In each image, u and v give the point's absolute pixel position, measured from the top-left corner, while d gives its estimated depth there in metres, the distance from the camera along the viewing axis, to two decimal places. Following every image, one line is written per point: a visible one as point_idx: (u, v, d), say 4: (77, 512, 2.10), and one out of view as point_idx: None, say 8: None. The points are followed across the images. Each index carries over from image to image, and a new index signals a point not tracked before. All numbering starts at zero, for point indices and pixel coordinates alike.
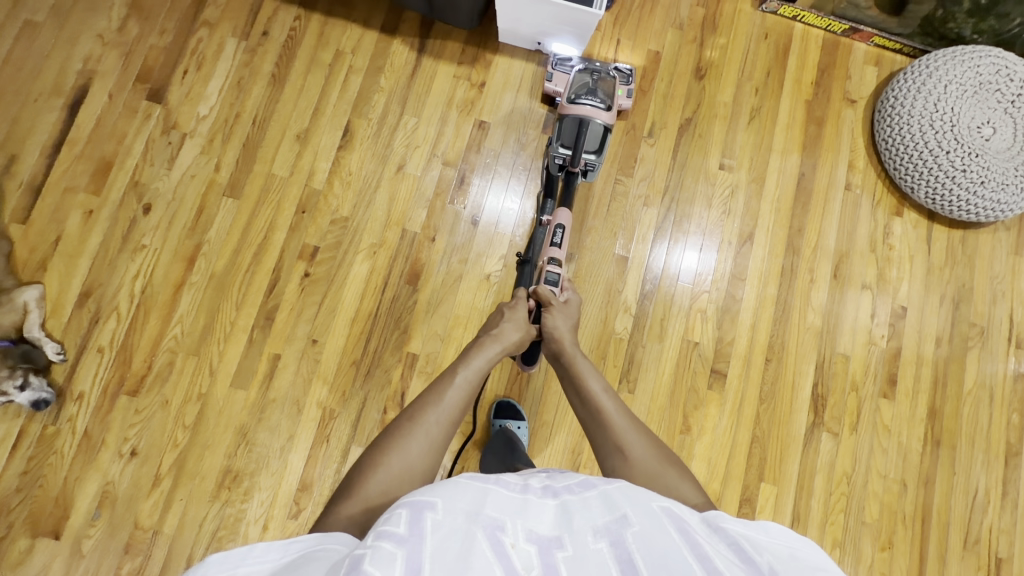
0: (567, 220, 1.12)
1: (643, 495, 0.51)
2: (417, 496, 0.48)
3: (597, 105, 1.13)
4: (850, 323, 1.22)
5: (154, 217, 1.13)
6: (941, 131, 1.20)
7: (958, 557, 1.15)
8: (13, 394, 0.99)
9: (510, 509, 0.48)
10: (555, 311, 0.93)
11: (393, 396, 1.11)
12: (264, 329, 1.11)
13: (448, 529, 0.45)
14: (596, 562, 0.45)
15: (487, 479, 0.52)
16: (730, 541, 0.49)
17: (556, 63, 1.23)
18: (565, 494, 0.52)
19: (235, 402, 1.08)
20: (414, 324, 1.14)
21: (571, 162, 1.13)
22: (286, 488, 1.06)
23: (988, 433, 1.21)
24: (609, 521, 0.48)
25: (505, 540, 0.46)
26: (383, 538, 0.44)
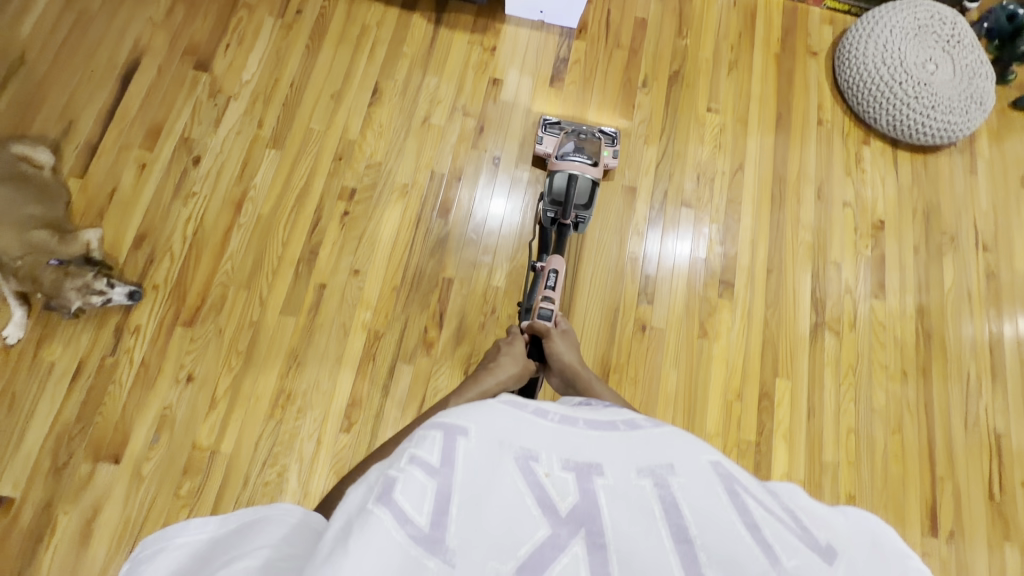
0: (561, 264, 1.17)
1: (688, 446, 0.53)
2: (453, 421, 0.51)
3: (585, 162, 1.25)
4: (836, 236, 1.37)
5: (203, 168, 1.24)
6: (893, 68, 1.39)
7: (963, 436, 1.25)
8: (109, 291, 1.07)
9: (546, 444, 0.52)
10: (557, 339, 1.04)
11: (432, 317, 1.20)
12: (309, 261, 1.20)
13: (483, 459, 0.48)
14: (636, 497, 0.47)
15: (526, 413, 0.55)
16: (777, 502, 0.50)
17: (546, 126, 1.33)
18: (606, 435, 0.55)
19: (286, 328, 1.15)
20: (448, 253, 1.25)
21: (562, 215, 1.22)
22: (337, 404, 1.12)
23: (971, 326, 1.34)
24: (654, 464, 0.50)
25: (538, 471, 0.49)
26: (415, 465, 0.47)
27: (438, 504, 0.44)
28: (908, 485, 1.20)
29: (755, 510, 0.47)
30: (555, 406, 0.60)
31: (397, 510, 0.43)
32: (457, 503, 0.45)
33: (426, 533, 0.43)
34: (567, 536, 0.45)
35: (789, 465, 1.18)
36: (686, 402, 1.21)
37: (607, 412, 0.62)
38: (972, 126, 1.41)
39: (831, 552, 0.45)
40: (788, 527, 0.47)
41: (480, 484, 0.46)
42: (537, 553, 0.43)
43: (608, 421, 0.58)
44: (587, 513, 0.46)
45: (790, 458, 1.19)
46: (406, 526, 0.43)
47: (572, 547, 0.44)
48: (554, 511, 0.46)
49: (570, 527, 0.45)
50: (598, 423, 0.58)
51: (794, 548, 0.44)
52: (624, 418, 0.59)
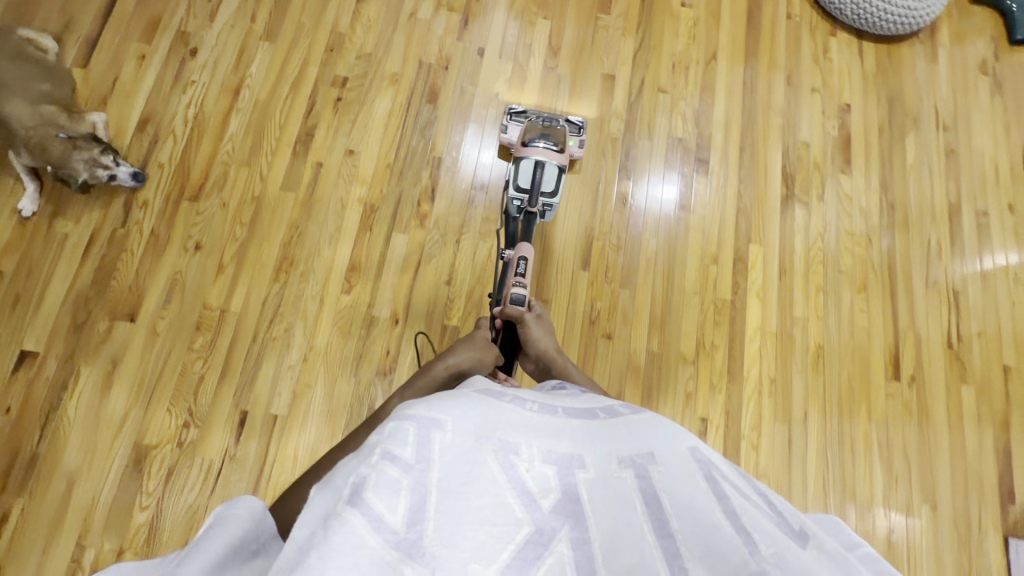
0: (530, 251, 1.11)
1: (669, 430, 0.48)
2: (427, 413, 0.44)
3: (551, 148, 1.18)
4: (805, 119, 1.45)
5: (201, 58, 1.29)
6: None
7: (923, 293, 1.35)
8: (114, 168, 1.12)
9: (526, 433, 0.46)
10: (532, 326, 1.00)
11: (425, 191, 1.27)
12: (306, 142, 1.27)
13: (458, 451, 0.42)
14: (616, 492, 0.42)
15: (505, 403, 0.49)
16: (759, 492, 0.46)
17: (512, 117, 1.30)
18: (585, 424, 0.50)
19: (287, 201, 1.22)
20: (438, 135, 1.31)
21: (528, 204, 1.16)
22: (338, 268, 1.19)
23: (932, 198, 1.44)
24: (634, 453, 0.45)
25: (518, 465, 0.42)
26: (387, 461, 0.40)
27: (414, 501, 0.38)
28: (872, 336, 1.30)
29: (736, 498, 0.42)
30: (532, 396, 0.55)
31: (369, 513, 0.36)
32: (436, 500, 0.38)
33: (402, 535, 0.36)
34: (551, 532, 0.39)
35: (763, 319, 1.28)
36: (666, 266, 1.29)
37: (588, 401, 0.58)
38: (931, 14, 1.49)
39: (803, 536, 0.41)
40: (765, 512, 0.42)
41: (459, 479, 0.40)
42: (520, 557, 0.37)
43: (588, 409, 0.54)
44: (570, 511, 0.40)
45: (763, 312, 1.29)
46: (379, 530, 0.36)
47: (556, 546, 0.38)
48: (536, 507, 0.40)
49: (554, 523, 0.39)
50: (576, 411, 0.53)
51: (770, 533, 0.39)
52: (602, 406, 0.55)
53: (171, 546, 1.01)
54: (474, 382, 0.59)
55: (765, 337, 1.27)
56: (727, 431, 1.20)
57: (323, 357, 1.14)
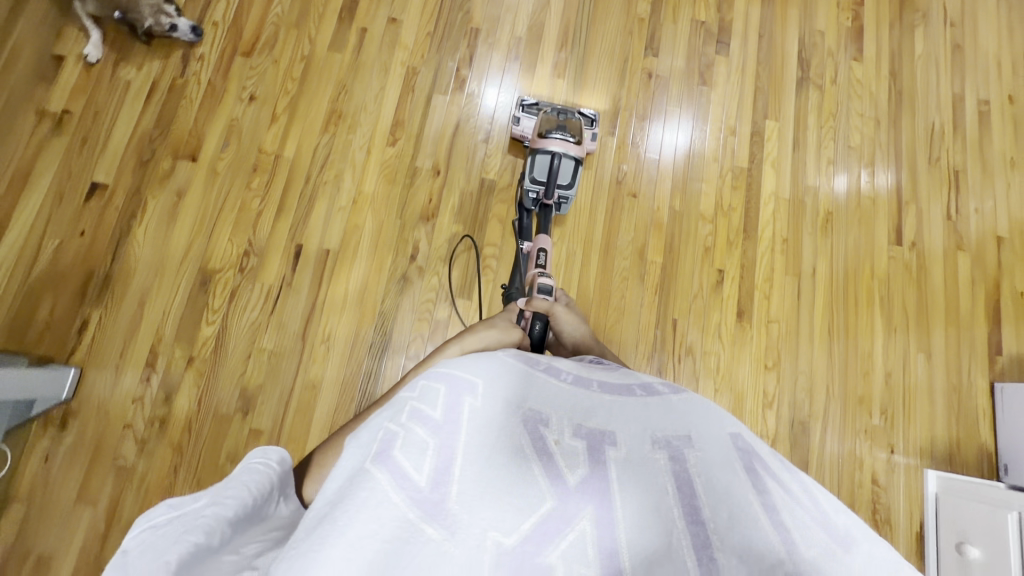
0: (548, 242, 1.15)
1: (712, 419, 0.55)
2: (461, 376, 0.53)
3: (568, 139, 1.16)
4: (820, 10, 1.53)
5: None
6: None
7: (926, 170, 1.44)
8: (178, 20, 1.20)
9: (556, 411, 0.52)
10: (561, 316, 1.01)
11: (463, 59, 1.35)
12: (351, 9, 1.33)
13: (483, 415, 0.49)
14: (649, 471, 0.48)
15: (536, 375, 0.57)
16: (799, 480, 0.49)
17: (524, 107, 1.29)
18: (619, 402, 0.56)
19: (334, 61, 1.29)
20: (475, 9, 1.38)
21: (544, 196, 1.19)
22: (383, 124, 1.27)
23: (938, 86, 1.52)
24: (670, 436, 0.51)
25: (548, 437, 0.49)
26: (416, 420, 0.48)
27: (438, 464, 0.44)
28: (877, 206, 1.40)
29: (775, 490, 0.47)
30: (566, 368, 0.62)
31: (397, 470, 0.44)
32: (460, 467, 0.45)
33: (425, 493, 0.43)
34: (576, 511, 0.44)
35: (777, 186, 1.38)
36: (688, 136, 1.38)
37: (619, 377, 0.64)
38: None
39: (849, 540, 0.44)
40: (814, 515, 0.46)
41: (482, 444, 0.46)
42: (541, 527, 0.42)
43: (626, 388, 0.59)
44: (597, 489, 0.45)
45: (776, 181, 1.38)
46: (404, 486, 0.43)
47: (578, 523, 0.43)
48: (562, 481, 0.45)
49: (579, 501, 0.44)
50: (609, 388, 0.59)
51: (813, 537, 0.44)
52: (641, 384, 0.61)
53: (237, 356, 1.12)
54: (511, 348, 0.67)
55: (778, 202, 1.37)
56: (741, 282, 1.30)
57: (370, 201, 1.23)
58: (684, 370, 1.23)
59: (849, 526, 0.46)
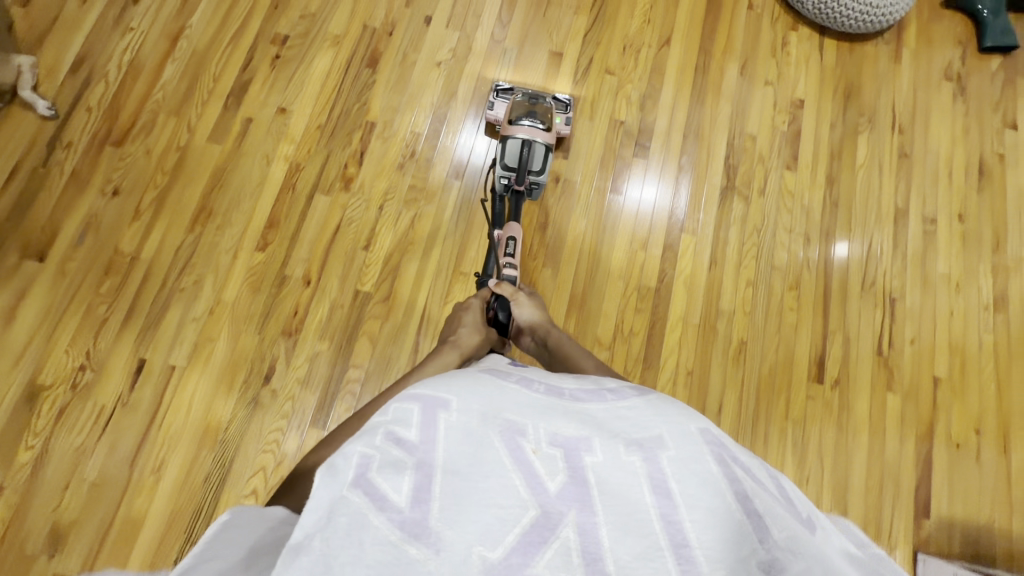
0: (519, 231, 1.14)
1: (678, 417, 0.54)
2: (430, 396, 0.52)
3: (536, 126, 1.18)
4: (756, 110, 1.41)
5: (143, 6, 1.28)
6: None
7: (858, 294, 1.30)
8: (37, 104, 1.17)
9: (532, 417, 0.51)
10: (523, 302, 1.05)
11: (354, 154, 1.25)
12: (238, 96, 1.25)
13: (462, 429, 0.48)
14: (624, 472, 0.46)
15: (508, 386, 0.57)
16: (763, 478, 0.50)
17: (498, 93, 1.29)
18: (587, 407, 0.56)
19: (212, 153, 1.21)
20: (374, 97, 1.29)
21: (515, 181, 1.17)
22: (256, 223, 1.18)
23: (879, 196, 1.38)
24: (643, 439, 0.50)
25: (526, 447, 0.48)
26: (391, 443, 0.47)
27: (419, 481, 0.43)
28: (801, 329, 1.26)
29: (745, 484, 0.48)
30: (538, 380, 0.61)
31: (374, 493, 0.42)
32: (440, 480, 0.44)
33: (407, 514, 0.41)
34: (559, 515, 0.43)
35: (687, 308, 1.24)
36: (590, 250, 1.26)
37: (589, 385, 0.63)
38: (896, 13, 1.45)
39: (811, 523, 0.49)
40: (775, 502, 0.48)
41: (465, 456, 0.46)
42: (525, 537, 0.41)
43: (597, 395, 0.59)
44: (577, 492, 0.44)
45: (687, 301, 1.25)
46: (384, 509, 0.41)
47: (562, 531, 0.42)
48: (543, 489, 0.44)
49: (561, 505, 0.43)
50: (583, 398, 0.58)
51: (780, 521, 0.46)
52: (609, 389, 0.61)
53: (53, 484, 1.01)
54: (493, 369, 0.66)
55: (686, 327, 1.23)
56: None
57: (229, 311, 1.12)
58: (630, 209, 1.30)
59: (809, 516, 0.49)
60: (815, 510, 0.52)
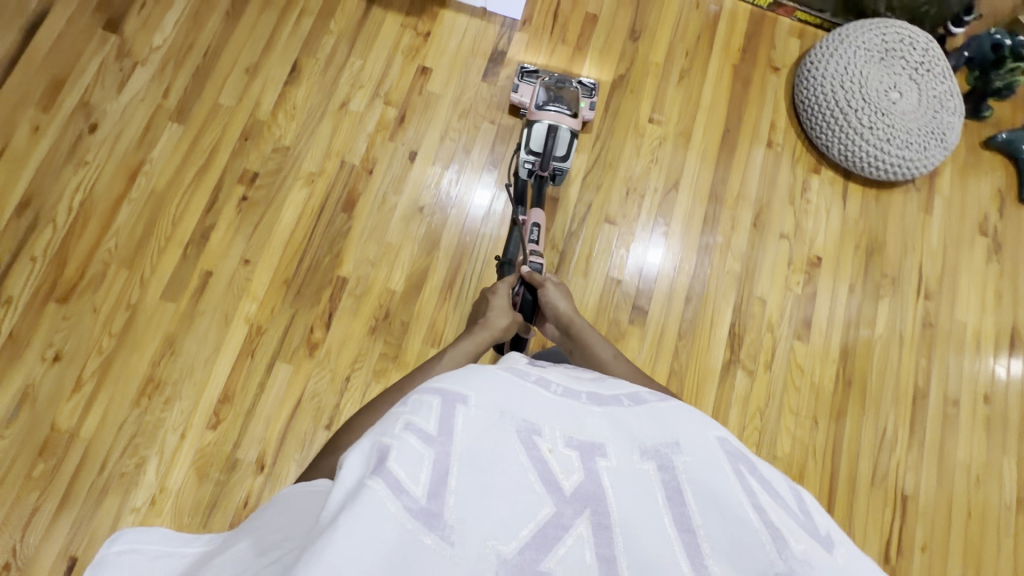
0: (542, 217, 1.14)
1: (696, 420, 0.50)
2: (450, 388, 0.48)
3: (562, 111, 1.19)
4: (767, 267, 1.29)
5: (100, 134, 1.17)
6: (849, 79, 1.29)
7: (867, 490, 1.19)
8: None
9: (550, 418, 0.48)
10: (550, 289, 1.02)
11: (322, 315, 1.14)
12: (199, 244, 1.14)
13: (479, 424, 0.45)
14: (638, 479, 0.45)
15: (529, 382, 0.51)
16: (781, 488, 0.47)
17: (524, 75, 1.27)
18: (612, 410, 0.51)
19: (165, 312, 1.10)
20: (347, 248, 1.18)
21: (540, 167, 1.17)
22: (207, 397, 1.08)
23: (897, 373, 1.26)
24: (659, 444, 0.47)
25: (541, 446, 0.46)
26: (411, 432, 0.43)
27: (436, 476, 0.41)
28: None
29: (765, 500, 0.44)
30: (558, 378, 0.55)
31: (392, 480, 0.39)
32: (457, 476, 0.41)
33: (422, 505, 0.39)
34: (571, 516, 0.42)
35: None
36: None
37: (613, 382, 0.58)
38: (932, 163, 1.30)
39: (830, 541, 0.44)
40: (793, 513, 0.45)
41: (481, 457, 0.43)
42: (539, 533, 0.40)
43: (614, 395, 0.54)
44: (591, 496, 0.43)
45: None
46: (401, 496, 0.39)
47: (576, 528, 0.41)
48: (557, 490, 0.43)
49: (575, 507, 0.42)
50: (599, 397, 0.53)
51: (799, 531, 0.42)
52: (628, 392, 0.54)
53: None
54: (509, 361, 0.60)
55: None
56: None
57: (172, 501, 1.02)
58: (634, 333, 1.22)
59: (828, 531, 0.45)
60: (833, 524, 0.47)
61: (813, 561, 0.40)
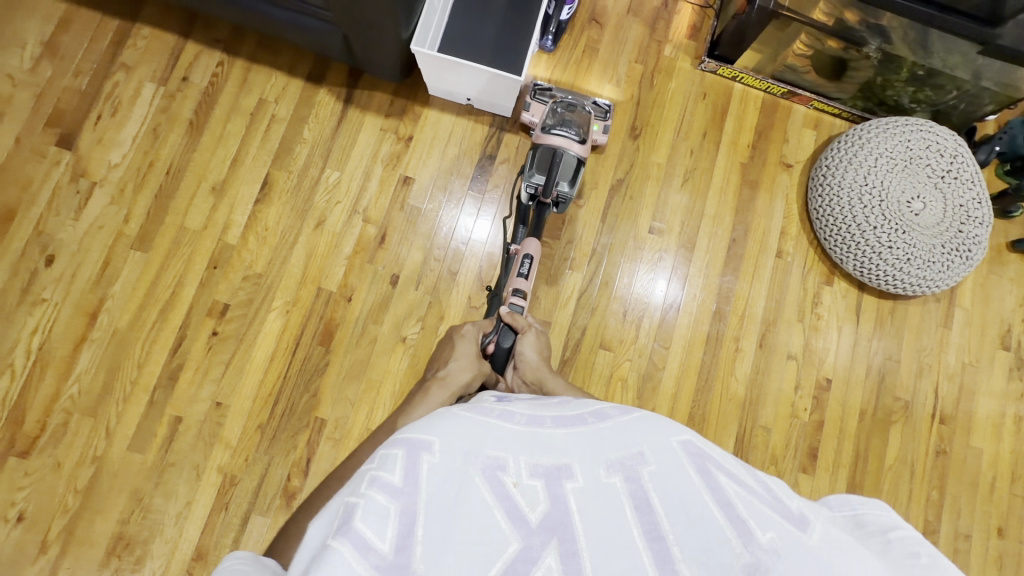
0: (536, 250, 1.10)
1: (658, 429, 0.49)
2: (415, 437, 0.47)
3: (571, 137, 1.12)
4: (773, 392, 1.21)
5: (56, 268, 1.10)
6: (869, 191, 1.18)
7: None
8: None
9: (515, 449, 0.47)
10: (527, 338, 1.00)
11: (298, 462, 1.08)
12: (166, 389, 1.08)
13: (443, 471, 0.44)
14: (607, 497, 0.43)
15: (491, 418, 0.51)
16: (747, 477, 0.46)
17: (536, 92, 1.20)
18: (575, 430, 0.51)
19: (132, 465, 1.05)
20: (325, 387, 1.11)
21: (542, 193, 1.11)
22: (179, 557, 1.02)
23: (907, 508, 1.20)
24: (623, 457, 0.46)
25: (506, 481, 0.44)
26: (376, 489, 0.42)
27: (402, 527, 0.40)
28: None
29: (729, 490, 0.44)
30: (523, 408, 0.55)
31: (359, 541, 0.39)
32: (424, 523, 0.41)
33: (390, 560, 0.38)
34: (539, 546, 0.41)
35: None
36: None
37: (578, 404, 0.58)
38: (955, 279, 1.21)
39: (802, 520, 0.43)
40: (761, 500, 0.43)
41: (446, 500, 0.42)
42: (508, 569, 0.39)
43: (579, 415, 0.54)
44: (559, 521, 0.42)
45: None
46: (368, 555, 0.38)
47: (544, 559, 0.40)
48: (523, 522, 0.42)
49: (542, 537, 0.41)
50: (567, 422, 0.52)
51: (767, 520, 0.41)
52: (592, 410, 0.55)
53: None
54: (484, 398, 0.60)
55: None
56: None
57: None
58: None
59: (802, 510, 0.44)
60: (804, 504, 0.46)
61: (779, 548, 0.39)
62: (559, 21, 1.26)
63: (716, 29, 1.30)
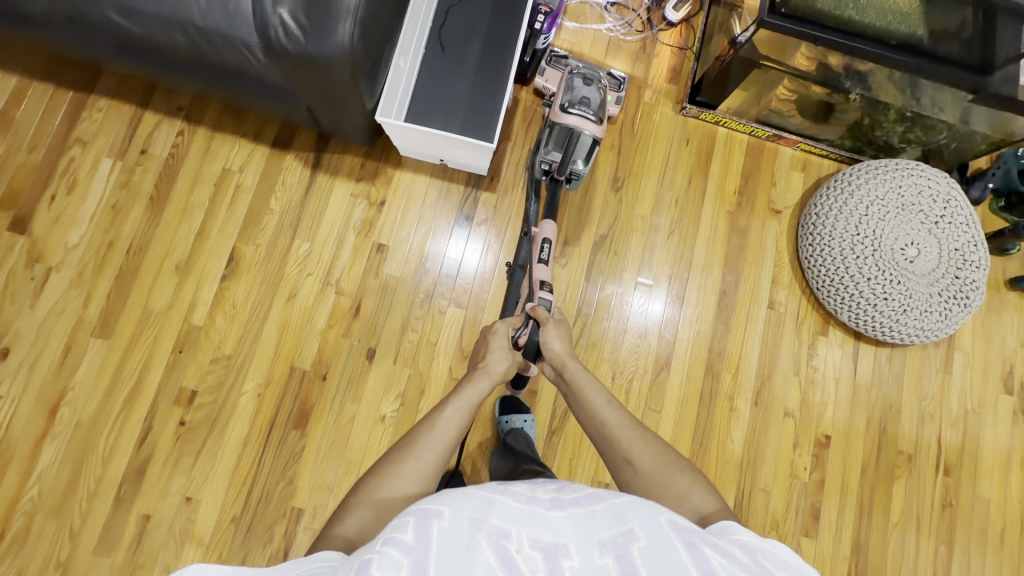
0: (554, 233, 1.04)
1: (646, 504, 0.45)
2: (424, 500, 0.43)
3: (587, 116, 1.03)
4: (772, 451, 1.17)
5: (14, 359, 1.04)
6: (861, 240, 1.14)
7: None
8: None
9: (518, 516, 0.43)
10: (550, 329, 0.90)
11: (275, 556, 1.02)
12: (134, 483, 1.02)
13: (450, 537, 0.40)
14: None
15: (494, 482, 0.47)
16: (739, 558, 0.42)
17: (553, 58, 1.19)
18: (575, 500, 0.46)
19: (100, 568, 0.99)
20: (302, 473, 1.06)
21: (557, 171, 1.06)
22: None
23: (914, 566, 1.15)
24: (613, 535, 0.41)
25: (509, 548, 0.40)
26: (390, 546, 0.40)
27: None
28: None
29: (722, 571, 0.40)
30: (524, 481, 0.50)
31: None
32: None
33: None
34: None
35: None
36: None
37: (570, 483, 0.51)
38: (954, 327, 1.16)
39: None
40: None
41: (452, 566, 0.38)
42: None
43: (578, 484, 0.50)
44: None
45: None
46: None
47: None
48: None
49: None
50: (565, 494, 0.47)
51: None
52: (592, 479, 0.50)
53: None
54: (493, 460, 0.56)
55: None
56: None
57: None
58: None
59: None
60: None
61: None
62: (535, 50, 1.18)
63: (698, 73, 1.25)
